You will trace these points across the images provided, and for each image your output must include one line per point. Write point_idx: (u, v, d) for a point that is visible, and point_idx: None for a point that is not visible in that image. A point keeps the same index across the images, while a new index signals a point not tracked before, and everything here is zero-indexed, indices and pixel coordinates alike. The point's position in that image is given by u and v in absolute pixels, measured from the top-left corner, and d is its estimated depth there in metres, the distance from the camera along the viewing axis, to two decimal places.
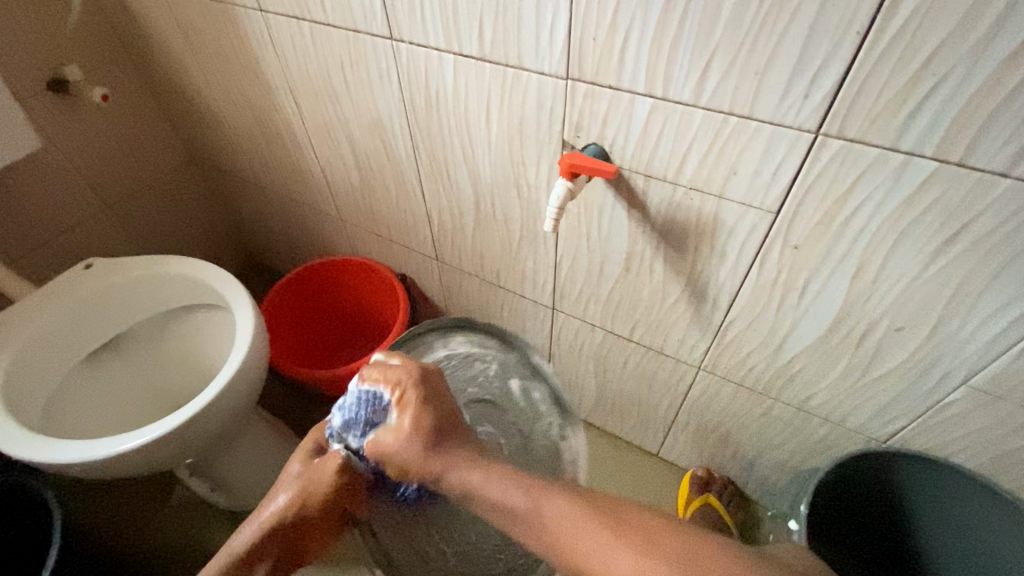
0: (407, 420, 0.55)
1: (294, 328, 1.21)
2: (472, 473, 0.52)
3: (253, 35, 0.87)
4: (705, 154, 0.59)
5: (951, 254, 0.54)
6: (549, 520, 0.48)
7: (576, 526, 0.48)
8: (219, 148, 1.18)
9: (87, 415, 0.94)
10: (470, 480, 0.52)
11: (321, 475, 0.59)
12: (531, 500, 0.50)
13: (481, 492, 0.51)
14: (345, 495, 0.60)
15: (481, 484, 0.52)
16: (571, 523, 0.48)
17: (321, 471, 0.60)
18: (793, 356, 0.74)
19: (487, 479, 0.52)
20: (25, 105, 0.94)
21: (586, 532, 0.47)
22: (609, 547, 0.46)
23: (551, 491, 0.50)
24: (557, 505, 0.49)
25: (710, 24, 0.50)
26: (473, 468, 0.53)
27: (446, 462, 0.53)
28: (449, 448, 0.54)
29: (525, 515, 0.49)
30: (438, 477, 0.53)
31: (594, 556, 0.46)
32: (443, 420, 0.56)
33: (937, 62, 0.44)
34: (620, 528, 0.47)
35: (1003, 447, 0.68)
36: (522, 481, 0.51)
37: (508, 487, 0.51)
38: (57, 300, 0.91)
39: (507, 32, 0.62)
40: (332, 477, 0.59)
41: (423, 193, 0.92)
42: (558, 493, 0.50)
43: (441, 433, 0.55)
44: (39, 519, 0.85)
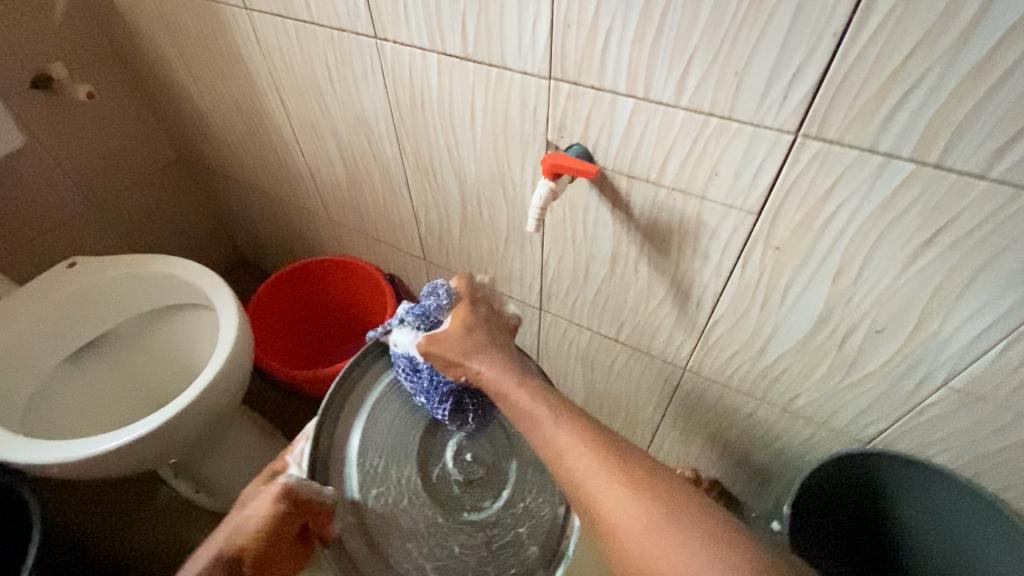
0: (458, 331, 0.59)
1: (281, 328, 1.20)
2: (505, 377, 0.56)
3: (238, 32, 0.86)
4: (687, 154, 0.59)
5: (930, 255, 0.55)
6: (563, 438, 0.50)
7: (593, 464, 0.48)
8: (206, 147, 1.17)
9: (68, 416, 0.93)
10: (513, 391, 0.55)
11: (261, 504, 0.57)
12: (558, 417, 0.52)
13: (511, 395, 0.55)
14: (298, 518, 0.56)
15: (519, 396, 0.54)
16: (590, 462, 0.48)
17: (262, 499, 0.57)
18: (777, 357, 0.74)
19: (515, 386, 0.55)
20: (9, 103, 0.93)
21: (606, 480, 0.47)
22: (624, 497, 0.46)
23: (576, 416, 0.52)
24: (575, 429, 0.51)
25: (690, 24, 0.50)
26: (511, 389, 0.55)
27: (488, 373, 0.57)
28: (485, 350, 0.58)
29: (546, 430, 0.52)
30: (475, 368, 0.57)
31: (614, 507, 0.46)
32: (486, 327, 0.61)
33: (913, 63, 0.45)
34: (635, 480, 0.47)
35: (984, 448, 0.68)
36: (549, 398, 0.54)
37: (537, 397, 0.54)
38: (38, 299, 0.90)
39: (489, 31, 0.62)
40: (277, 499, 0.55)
41: (410, 193, 0.91)
42: (586, 424, 0.51)
43: (484, 348, 0.58)
44: (18, 520, 0.84)
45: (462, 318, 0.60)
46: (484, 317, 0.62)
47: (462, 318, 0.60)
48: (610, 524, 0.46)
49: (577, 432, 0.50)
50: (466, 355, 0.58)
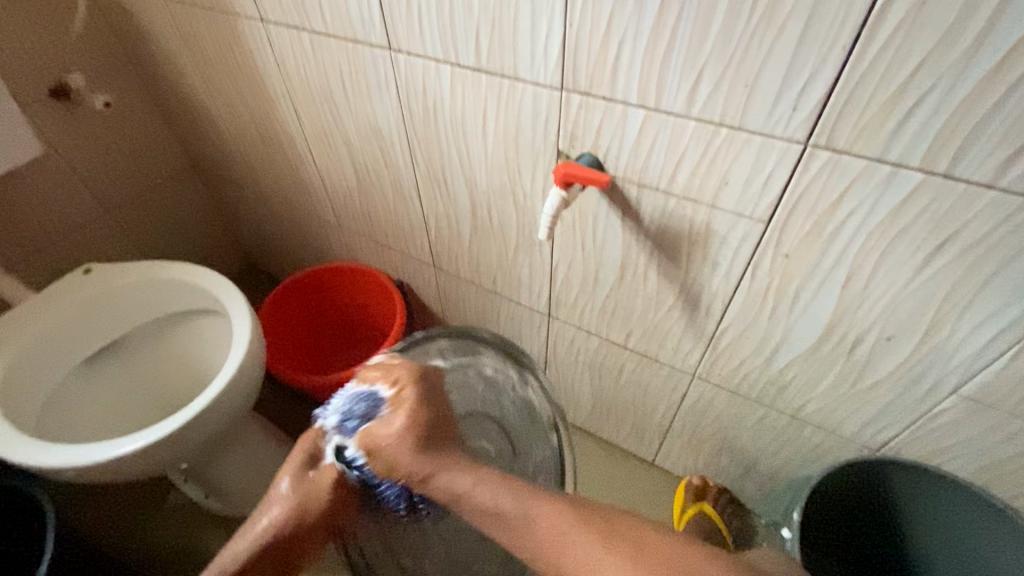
0: (399, 423, 0.56)
1: (291, 335, 1.21)
2: (456, 482, 0.53)
3: (253, 43, 0.88)
4: (698, 163, 0.60)
5: (939, 263, 0.55)
6: (526, 522, 0.49)
7: (565, 537, 0.48)
8: (218, 155, 1.19)
9: (82, 420, 0.94)
10: (467, 494, 0.52)
11: (324, 483, 0.60)
12: (522, 506, 0.50)
13: (468, 494, 0.52)
14: (340, 508, 0.61)
15: (476, 496, 0.52)
16: (565, 538, 0.48)
17: (323, 477, 0.60)
18: (786, 364, 0.75)
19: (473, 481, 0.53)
20: (27, 112, 0.95)
21: (581, 547, 0.47)
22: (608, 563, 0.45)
23: (539, 496, 0.50)
24: (551, 518, 0.49)
25: (701, 37, 0.51)
26: (465, 486, 0.53)
27: (441, 478, 0.54)
28: (439, 452, 0.55)
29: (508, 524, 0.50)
30: (424, 474, 0.54)
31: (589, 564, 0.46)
32: (433, 422, 0.57)
33: (922, 74, 0.45)
34: (619, 540, 0.46)
35: (994, 456, 0.68)
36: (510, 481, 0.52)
37: (495, 491, 0.51)
38: (55, 304, 0.91)
39: (503, 44, 0.63)
40: (330, 485, 0.60)
41: (420, 200, 0.93)
42: (553, 509, 0.49)
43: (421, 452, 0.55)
44: (31, 523, 0.85)
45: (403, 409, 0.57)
46: (437, 417, 0.58)
47: (409, 414, 0.57)
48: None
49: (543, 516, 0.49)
50: (412, 458, 0.55)
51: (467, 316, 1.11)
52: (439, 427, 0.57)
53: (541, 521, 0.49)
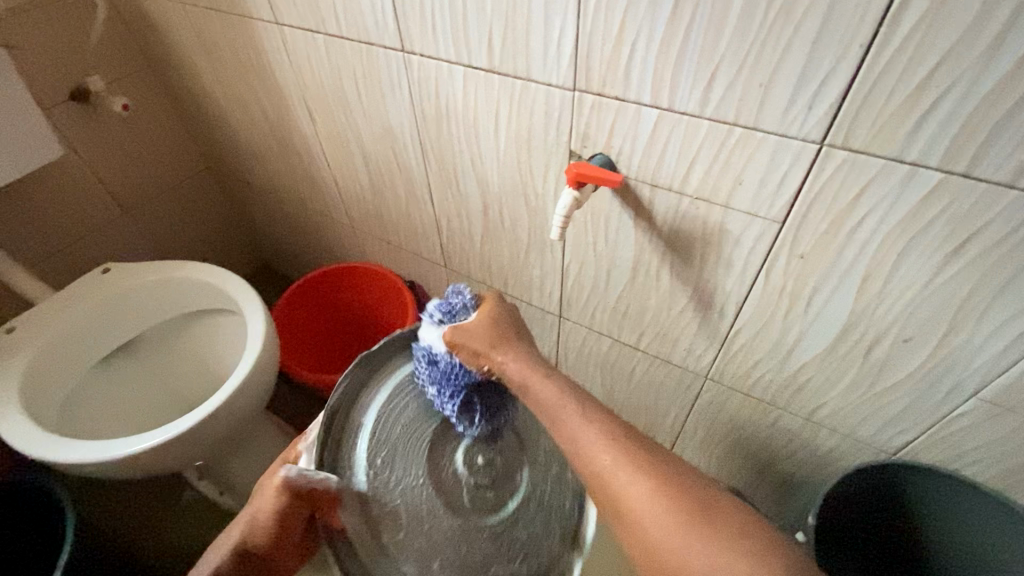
0: (484, 319, 0.61)
1: (303, 335, 1.22)
2: (532, 374, 0.56)
3: (268, 45, 0.89)
4: (712, 164, 0.60)
5: (959, 264, 0.54)
6: (583, 434, 0.51)
7: (618, 467, 0.48)
8: (233, 155, 1.20)
9: (100, 418, 0.95)
10: (539, 386, 0.55)
11: (263, 499, 0.55)
12: (583, 418, 0.52)
13: (534, 390, 0.55)
14: (298, 508, 0.55)
15: (545, 393, 0.54)
16: (609, 457, 0.49)
17: (265, 492, 0.55)
18: (801, 366, 0.74)
19: (535, 376, 0.56)
20: (49, 115, 0.97)
21: (629, 484, 0.47)
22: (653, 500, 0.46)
23: (594, 418, 0.52)
24: (592, 434, 0.51)
25: (716, 36, 0.51)
26: (539, 382, 0.56)
27: (515, 364, 0.57)
28: (514, 347, 0.59)
29: (575, 431, 0.52)
30: (498, 356, 0.58)
31: (629, 492, 0.47)
32: (512, 326, 0.62)
33: (941, 73, 0.45)
34: (666, 483, 0.47)
35: (1014, 461, 0.67)
36: (569, 391, 0.55)
37: (563, 390, 0.55)
38: (75, 303, 0.93)
39: (516, 44, 0.63)
40: (272, 495, 0.54)
41: (432, 201, 0.93)
42: (602, 418, 0.52)
43: (503, 341, 0.59)
44: (51, 519, 0.87)
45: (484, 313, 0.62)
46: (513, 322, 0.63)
47: (490, 312, 0.62)
48: (635, 518, 0.46)
49: (602, 439, 0.50)
50: (492, 343, 0.58)
51: None
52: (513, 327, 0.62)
53: (595, 421, 0.52)
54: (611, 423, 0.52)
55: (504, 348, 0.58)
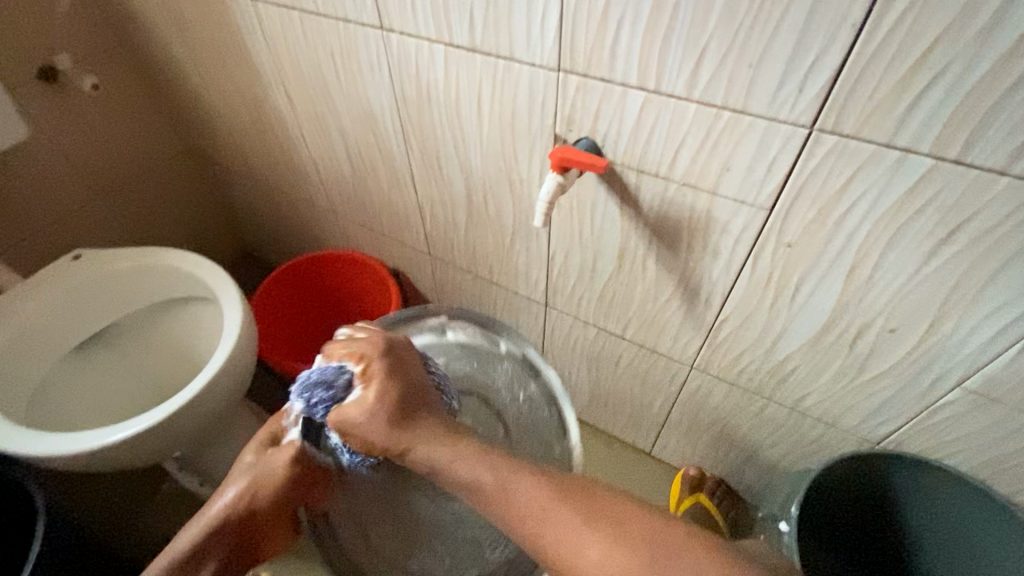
0: (370, 397, 0.54)
1: (285, 324, 1.20)
2: (438, 453, 0.51)
3: (243, 21, 0.85)
4: (700, 149, 0.58)
5: (947, 253, 0.53)
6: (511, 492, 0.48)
7: (547, 503, 0.46)
8: (210, 138, 1.16)
9: (72, 408, 0.93)
10: (436, 456, 0.51)
11: (273, 467, 0.60)
12: (506, 472, 0.49)
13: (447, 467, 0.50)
14: (301, 485, 0.60)
15: (444, 461, 0.51)
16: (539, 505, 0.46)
17: (276, 458, 0.60)
18: (787, 356, 0.73)
19: (445, 450, 0.51)
20: (15, 94, 0.93)
21: (564, 517, 0.45)
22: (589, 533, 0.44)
23: (520, 471, 0.49)
24: (523, 481, 0.48)
25: (705, 13, 0.49)
26: (436, 455, 0.51)
27: (409, 446, 0.52)
28: (415, 420, 0.53)
29: (493, 489, 0.48)
30: (398, 440, 0.52)
31: (568, 537, 0.45)
32: (409, 390, 0.55)
33: (936, 55, 0.43)
34: (588, 501, 0.46)
35: (996, 451, 0.67)
36: (481, 457, 0.50)
37: (465, 466, 0.50)
38: (42, 291, 0.89)
39: (498, 21, 0.60)
40: (285, 465, 0.59)
41: (415, 187, 0.90)
42: (525, 472, 0.49)
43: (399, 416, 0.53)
44: (22, 512, 0.84)
45: (376, 377, 0.55)
46: (414, 381, 0.56)
47: (378, 380, 0.55)
48: (567, 552, 0.44)
49: (527, 481, 0.48)
50: (384, 430, 0.52)
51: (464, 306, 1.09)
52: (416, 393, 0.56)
53: (516, 484, 0.48)
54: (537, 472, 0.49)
55: (399, 433, 0.52)
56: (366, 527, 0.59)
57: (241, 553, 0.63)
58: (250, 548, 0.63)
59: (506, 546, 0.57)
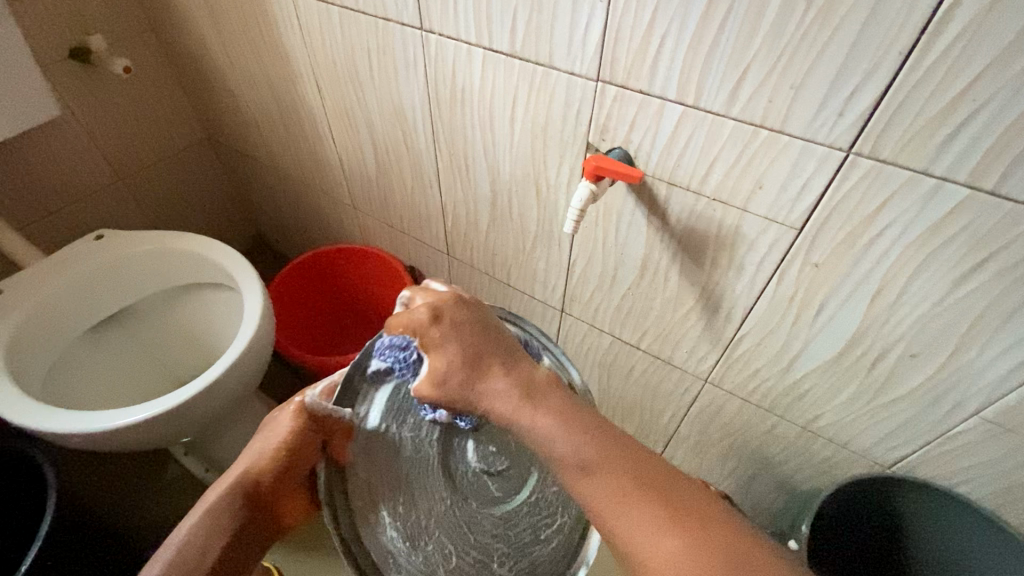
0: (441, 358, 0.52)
1: (298, 314, 1.21)
2: (522, 410, 0.50)
3: (280, 14, 0.86)
4: (733, 166, 0.59)
5: (974, 283, 0.54)
6: (606, 482, 0.46)
7: (620, 504, 0.45)
8: (235, 126, 1.17)
9: (86, 387, 0.93)
10: (541, 428, 0.49)
11: (280, 426, 0.58)
12: (602, 460, 0.47)
13: (535, 432, 0.49)
14: (316, 437, 0.58)
15: (547, 432, 0.48)
16: (627, 497, 0.45)
17: (280, 422, 0.59)
18: (803, 374, 0.73)
19: (531, 414, 0.49)
20: (46, 72, 0.94)
21: (639, 519, 0.44)
22: (663, 531, 0.44)
23: (618, 464, 0.47)
24: (618, 475, 0.46)
25: (751, 33, 0.50)
26: (542, 428, 0.49)
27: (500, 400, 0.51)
28: (489, 368, 0.52)
29: (574, 477, 0.47)
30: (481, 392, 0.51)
31: (650, 548, 0.43)
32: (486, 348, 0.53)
33: (979, 86, 0.44)
34: (683, 515, 0.44)
35: (1009, 481, 0.67)
36: (600, 445, 0.48)
37: (577, 439, 0.48)
38: (66, 269, 0.90)
39: (541, 29, 0.61)
40: (290, 420, 0.58)
41: (440, 187, 0.91)
42: (624, 463, 0.47)
43: (481, 368, 0.52)
44: (33, 486, 0.85)
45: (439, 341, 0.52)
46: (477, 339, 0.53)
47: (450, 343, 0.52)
48: (638, 551, 0.44)
49: (605, 479, 0.46)
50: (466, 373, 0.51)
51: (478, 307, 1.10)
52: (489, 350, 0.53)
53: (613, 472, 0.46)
54: (640, 470, 0.47)
55: (482, 374, 0.51)
56: (383, 494, 0.53)
57: (255, 531, 0.59)
58: (266, 523, 0.60)
59: (520, 561, 0.52)
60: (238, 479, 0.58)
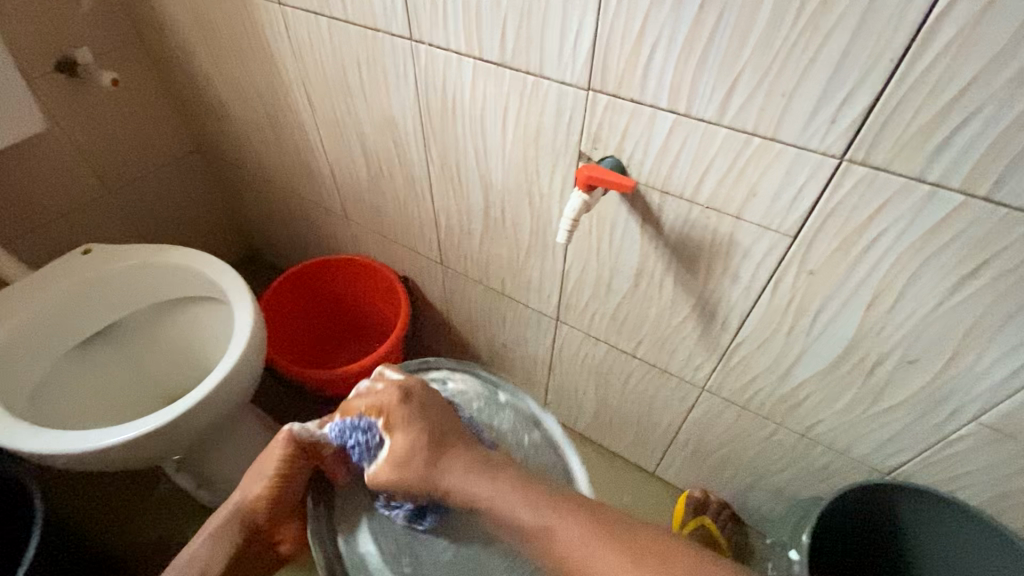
0: (406, 440, 0.55)
1: (292, 326, 1.19)
2: (474, 483, 0.53)
3: (268, 25, 0.86)
4: (726, 174, 0.58)
5: (970, 289, 0.54)
6: (562, 540, 0.50)
7: (580, 557, 0.49)
8: (225, 138, 1.16)
9: (74, 405, 0.92)
10: (490, 500, 0.52)
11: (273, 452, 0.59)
12: (547, 516, 0.51)
13: (491, 506, 0.52)
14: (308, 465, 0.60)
15: (498, 502, 0.52)
16: (583, 540, 0.49)
17: (272, 451, 0.60)
18: (801, 382, 0.73)
19: (480, 481, 0.53)
20: (32, 86, 0.92)
21: (594, 558, 0.49)
22: (609, 555, 0.48)
23: (566, 516, 0.51)
24: (568, 525, 0.50)
25: (741, 40, 0.49)
26: (494, 501, 0.52)
27: (456, 478, 0.53)
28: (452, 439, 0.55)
29: (531, 537, 0.51)
30: (440, 477, 0.54)
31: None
32: (441, 429, 0.56)
33: (971, 92, 0.44)
34: (633, 549, 0.49)
35: (1009, 486, 0.67)
36: (546, 498, 0.52)
37: (522, 503, 0.52)
38: (52, 284, 0.89)
39: (530, 38, 0.61)
40: (282, 452, 0.58)
41: (432, 197, 0.90)
42: (572, 516, 0.51)
43: (440, 450, 0.54)
44: (19, 508, 0.83)
45: (404, 418, 0.56)
46: (436, 421, 0.56)
47: (410, 428, 0.55)
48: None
49: (562, 534, 0.50)
50: (426, 463, 0.54)
51: (472, 316, 1.09)
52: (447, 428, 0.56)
53: (565, 530, 0.50)
54: (585, 509, 0.51)
55: (440, 459, 0.54)
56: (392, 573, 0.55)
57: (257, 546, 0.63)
58: (266, 541, 0.63)
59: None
60: (239, 502, 0.61)
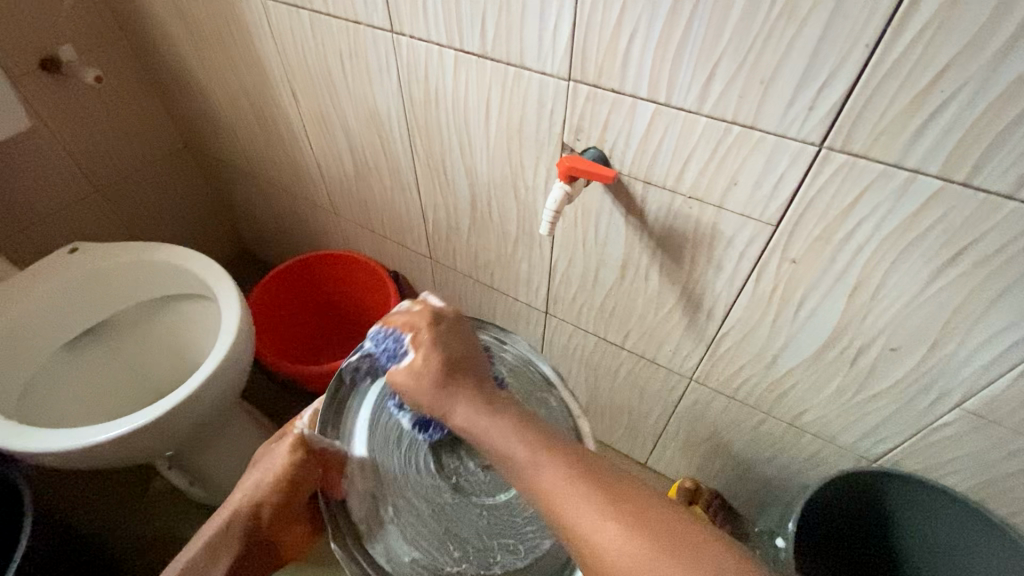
0: (421, 365, 0.52)
1: (284, 321, 1.19)
2: (478, 419, 0.49)
3: (250, 19, 0.85)
4: (707, 163, 0.58)
5: (950, 275, 0.54)
6: (557, 487, 0.45)
7: (569, 489, 0.44)
8: (212, 134, 1.15)
9: (63, 404, 0.91)
10: (489, 431, 0.49)
11: (277, 456, 0.58)
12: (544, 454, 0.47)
13: (486, 438, 0.49)
14: (312, 470, 0.58)
15: (495, 435, 0.48)
16: (570, 488, 0.44)
17: (276, 453, 0.59)
18: (787, 371, 0.73)
19: (481, 414, 0.50)
20: (17, 84, 0.92)
21: (585, 505, 0.43)
22: (600, 509, 0.43)
23: (558, 453, 0.47)
24: (559, 469, 0.46)
25: (718, 28, 0.49)
26: (498, 436, 0.48)
27: (461, 410, 0.50)
28: (457, 387, 0.51)
29: (523, 476, 0.47)
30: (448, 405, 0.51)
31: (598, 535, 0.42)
32: (454, 362, 0.53)
33: (948, 77, 0.43)
34: (627, 503, 0.43)
35: (994, 471, 0.67)
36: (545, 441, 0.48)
37: (521, 438, 0.48)
38: (39, 283, 0.88)
39: (510, 29, 0.60)
40: (286, 454, 0.58)
41: (419, 190, 0.90)
42: (566, 457, 0.46)
43: (455, 378, 0.52)
44: (10, 507, 0.83)
45: (423, 348, 0.53)
46: (458, 350, 0.54)
47: (429, 357, 0.52)
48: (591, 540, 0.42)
49: (554, 475, 0.45)
50: (437, 390, 0.51)
51: (463, 310, 1.09)
52: (463, 360, 0.53)
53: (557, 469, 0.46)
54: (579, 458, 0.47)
55: (452, 387, 0.51)
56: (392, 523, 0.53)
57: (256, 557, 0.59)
58: (268, 550, 0.60)
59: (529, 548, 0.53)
60: (240, 508, 0.59)
